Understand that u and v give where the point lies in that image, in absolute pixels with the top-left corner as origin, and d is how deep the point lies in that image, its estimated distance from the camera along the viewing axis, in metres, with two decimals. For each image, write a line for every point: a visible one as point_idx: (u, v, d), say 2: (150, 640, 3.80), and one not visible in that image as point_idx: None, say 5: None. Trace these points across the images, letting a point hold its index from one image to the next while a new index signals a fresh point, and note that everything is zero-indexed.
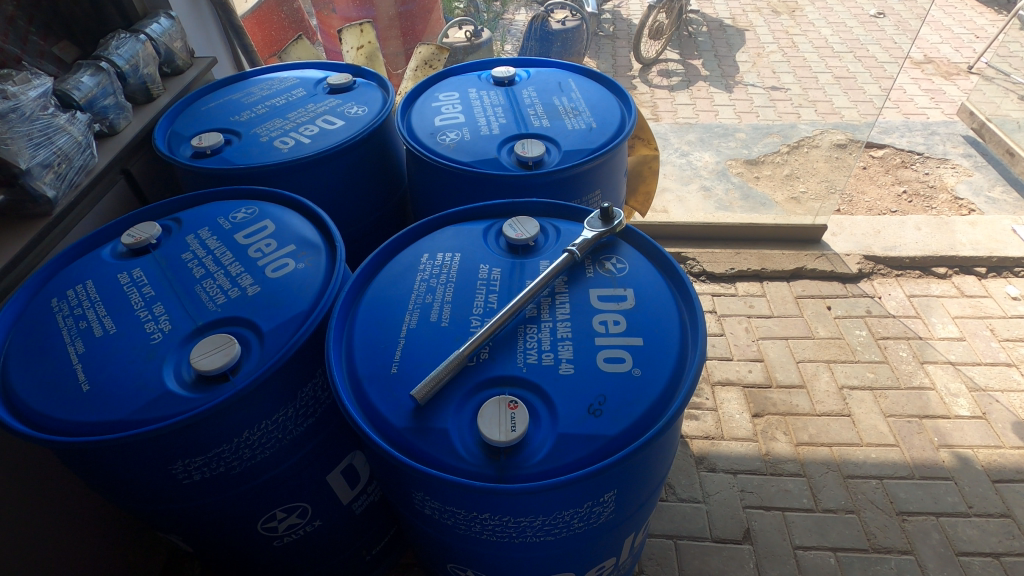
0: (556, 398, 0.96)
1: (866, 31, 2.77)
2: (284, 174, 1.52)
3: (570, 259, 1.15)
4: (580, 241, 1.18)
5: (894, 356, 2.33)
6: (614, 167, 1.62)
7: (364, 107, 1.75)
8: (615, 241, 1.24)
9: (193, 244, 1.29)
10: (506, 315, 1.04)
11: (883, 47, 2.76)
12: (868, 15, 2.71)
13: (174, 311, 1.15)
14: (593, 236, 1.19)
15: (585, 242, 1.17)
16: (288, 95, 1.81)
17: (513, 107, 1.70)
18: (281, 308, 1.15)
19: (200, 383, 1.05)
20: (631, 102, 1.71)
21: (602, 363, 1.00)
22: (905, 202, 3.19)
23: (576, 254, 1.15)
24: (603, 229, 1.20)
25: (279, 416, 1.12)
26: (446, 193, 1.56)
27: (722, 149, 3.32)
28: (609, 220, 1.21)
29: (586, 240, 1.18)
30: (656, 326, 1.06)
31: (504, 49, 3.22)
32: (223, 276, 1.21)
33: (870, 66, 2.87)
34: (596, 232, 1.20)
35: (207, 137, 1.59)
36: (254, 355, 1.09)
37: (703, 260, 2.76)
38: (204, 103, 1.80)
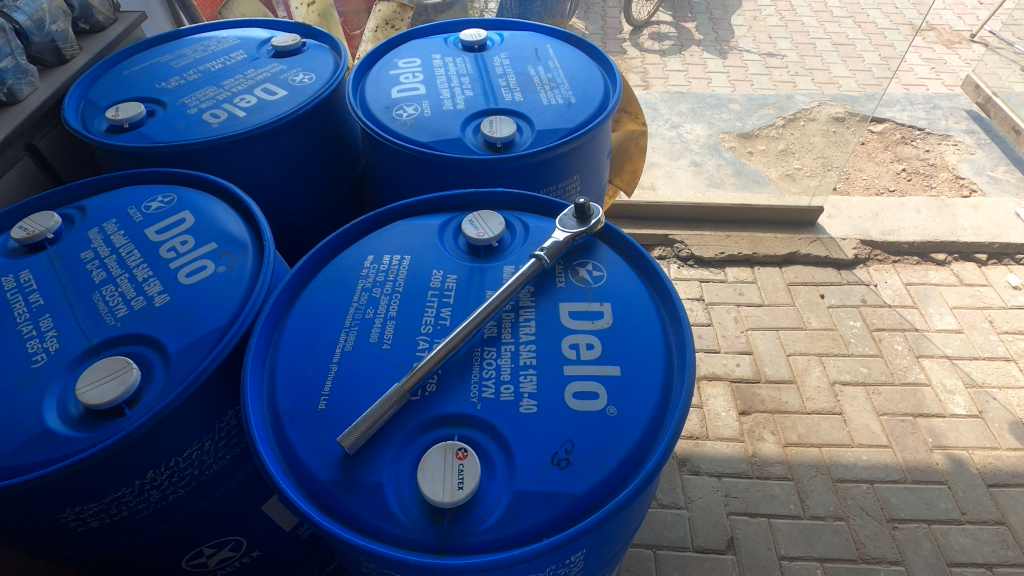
0: (514, 444, 0.80)
1: None
2: (213, 153, 1.31)
3: (538, 267, 0.98)
4: (550, 243, 1.00)
5: (889, 349, 2.21)
6: (595, 149, 1.43)
7: (311, 74, 1.51)
8: (593, 243, 1.06)
9: (96, 241, 1.09)
10: (457, 339, 0.87)
11: (883, 12, 2.61)
12: None
13: (64, 326, 0.96)
14: (565, 239, 1.01)
15: (555, 246, 1.00)
16: (226, 57, 1.56)
17: (482, 76, 1.49)
18: (193, 323, 0.96)
19: (89, 419, 0.87)
20: (616, 73, 1.50)
21: (572, 400, 0.84)
22: (904, 181, 3.04)
23: (545, 261, 0.98)
24: (577, 230, 1.02)
25: (190, 452, 0.94)
26: (402, 176, 1.36)
27: (714, 121, 3.10)
28: (585, 218, 1.04)
29: (557, 243, 1.00)
30: (637, 351, 0.90)
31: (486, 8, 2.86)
32: (127, 281, 1.02)
33: (870, 32, 2.69)
34: (570, 233, 1.02)
35: (124, 108, 1.36)
36: (157, 383, 0.90)
37: (692, 243, 2.60)
38: (128, 66, 1.55)
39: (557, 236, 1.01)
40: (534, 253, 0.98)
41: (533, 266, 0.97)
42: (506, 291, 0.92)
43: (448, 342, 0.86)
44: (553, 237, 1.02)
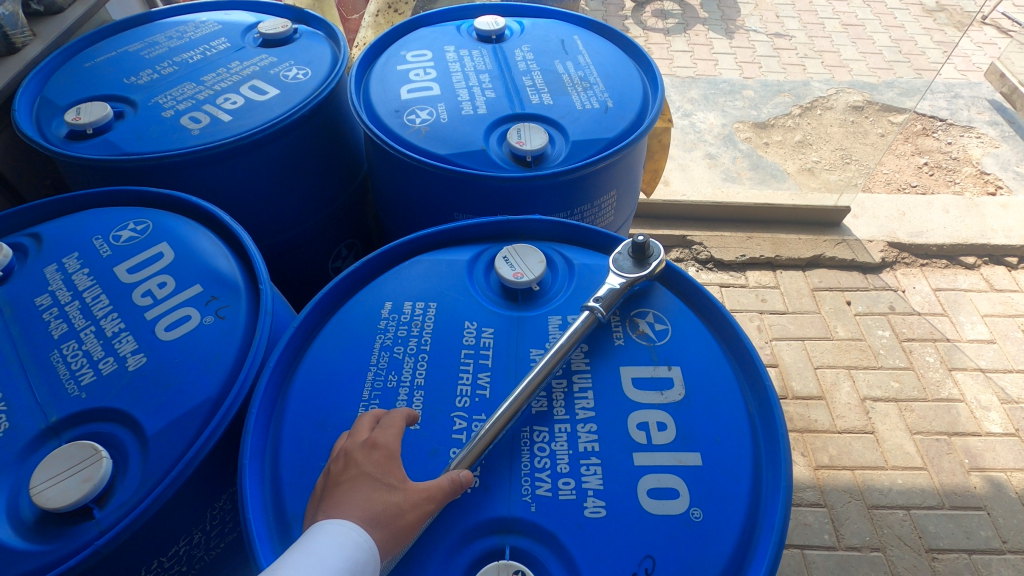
0: (581, 561, 0.65)
1: None
2: (194, 166, 1.11)
3: (592, 321, 0.82)
4: (604, 292, 0.84)
5: (920, 361, 2.10)
6: (634, 160, 1.26)
7: (306, 69, 1.31)
8: (652, 287, 0.90)
9: (55, 282, 0.91)
10: (503, 423, 0.71)
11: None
12: None
13: (15, 398, 0.78)
14: (621, 287, 0.85)
15: (610, 296, 0.84)
16: (206, 46, 1.35)
17: (503, 73, 1.30)
18: (176, 394, 0.78)
19: (49, 525, 0.70)
20: (656, 71, 1.32)
21: (646, 499, 0.69)
22: (926, 175, 2.92)
23: (600, 313, 0.82)
24: (636, 275, 0.86)
25: (178, 549, 0.77)
26: (415, 192, 1.18)
27: (728, 110, 2.94)
28: (644, 262, 0.87)
29: (613, 293, 0.84)
30: (718, 431, 0.75)
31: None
32: (94, 337, 0.84)
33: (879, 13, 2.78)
34: (626, 279, 0.86)
35: (86, 110, 1.15)
36: (133, 474, 0.73)
37: (711, 245, 2.45)
38: (90, 56, 1.33)
39: (611, 283, 0.86)
40: (588, 304, 0.82)
41: (586, 323, 0.81)
42: (555, 358, 0.77)
43: (490, 428, 0.71)
44: (606, 284, 0.86)
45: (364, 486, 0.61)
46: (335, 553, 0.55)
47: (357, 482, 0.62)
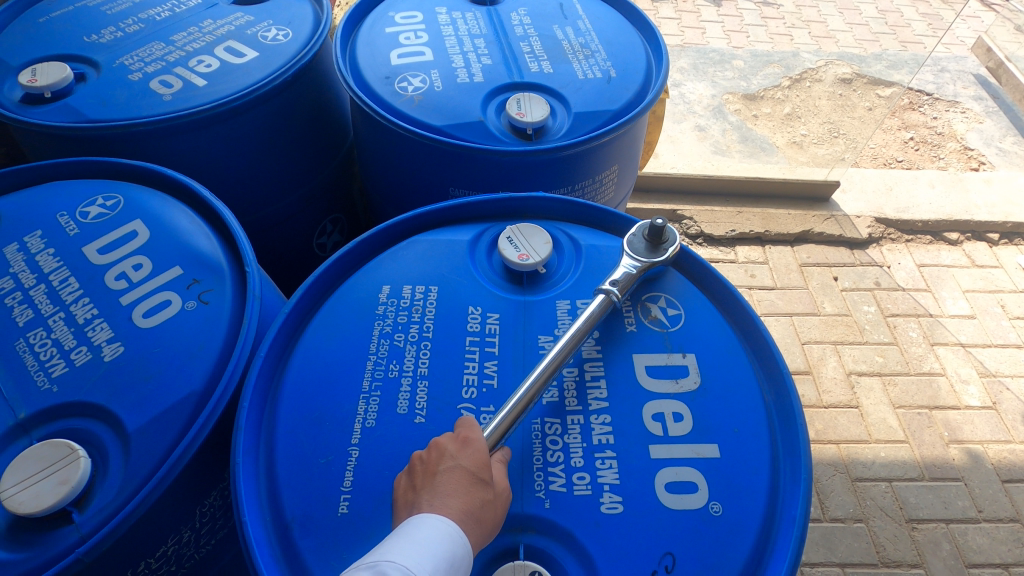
0: (600, 561, 0.62)
1: None
2: (167, 135, 1.03)
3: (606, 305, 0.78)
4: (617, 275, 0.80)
5: (904, 337, 2.13)
6: (637, 133, 1.21)
7: (286, 29, 1.21)
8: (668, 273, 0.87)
9: (16, 264, 0.83)
10: (515, 414, 0.67)
11: None
12: None
13: None
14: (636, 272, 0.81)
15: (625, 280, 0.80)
16: (174, 2, 1.24)
17: (499, 38, 1.22)
18: (157, 387, 0.72)
19: (25, 530, 0.64)
20: (659, 39, 1.26)
21: (664, 493, 0.66)
22: (912, 150, 2.93)
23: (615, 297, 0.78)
24: (651, 260, 0.82)
25: (165, 550, 0.73)
26: (407, 166, 1.12)
27: (718, 81, 2.91)
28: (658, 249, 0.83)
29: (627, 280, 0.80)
30: (736, 421, 0.72)
31: None
32: (63, 324, 0.77)
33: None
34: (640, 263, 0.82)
35: (43, 71, 1.05)
36: (115, 474, 0.68)
37: (701, 220, 2.42)
38: (44, 10, 1.21)
39: (625, 266, 0.82)
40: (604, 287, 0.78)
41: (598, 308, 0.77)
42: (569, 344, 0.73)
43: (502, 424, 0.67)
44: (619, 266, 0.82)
45: (461, 482, 0.61)
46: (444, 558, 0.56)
47: (456, 475, 0.61)
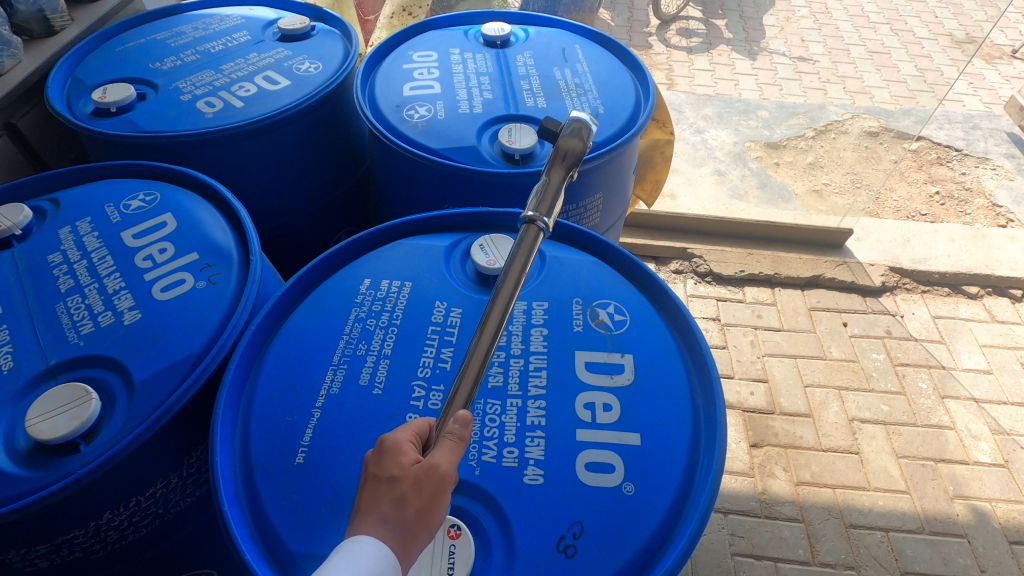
0: (515, 524, 0.69)
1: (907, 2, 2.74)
2: (205, 147, 1.20)
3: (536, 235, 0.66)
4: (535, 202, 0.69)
5: (913, 387, 2.10)
6: (622, 165, 1.31)
7: (317, 63, 1.39)
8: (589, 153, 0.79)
9: (66, 242, 0.99)
10: (472, 376, 0.59)
11: (922, 20, 2.70)
12: None
13: (20, 341, 0.85)
14: (552, 179, 0.72)
15: (546, 200, 0.69)
16: (228, 38, 1.44)
17: (503, 77, 1.36)
18: (162, 349, 0.84)
19: (39, 454, 0.77)
20: (649, 81, 1.38)
21: (583, 472, 0.73)
22: (937, 205, 2.91)
23: (543, 222, 0.67)
24: (556, 172, 0.71)
25: (155, 490, 0.84)
26: (409, 184, 1.25)
27: (741, 129, 3.01)
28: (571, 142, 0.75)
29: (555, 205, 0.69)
30: (662, 415, 0.79)
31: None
32: (96, 293, 0.91)
33: (906, 41, 2.77)
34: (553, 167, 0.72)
35: (112, 89, 1.24)
36: (119, 415, 0.80)
37: (711, 260, 2.48)
38: (122, 41, 1.43)
39: (544, 187, 0.71)
40: (531, 216, 0.67)
41: (536, 242, 0.66)
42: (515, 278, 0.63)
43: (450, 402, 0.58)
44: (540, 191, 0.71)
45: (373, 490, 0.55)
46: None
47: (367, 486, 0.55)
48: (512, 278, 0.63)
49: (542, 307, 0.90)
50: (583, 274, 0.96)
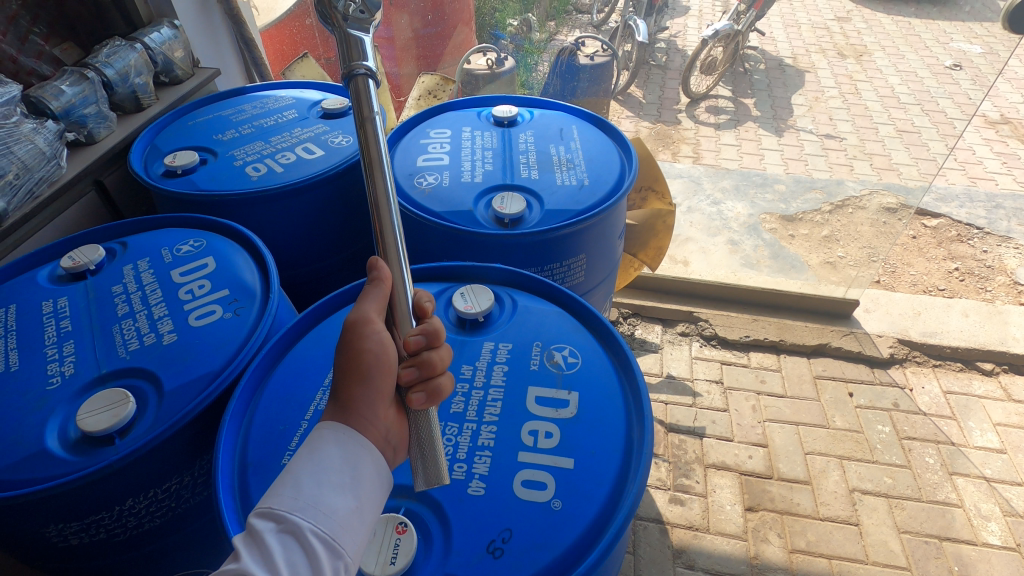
0: (454, 526, 0.81)
1: (939, 83, 2.68)
2: (247, 204, 1.43)
3: (364, 80, 0.81)
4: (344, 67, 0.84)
5: (919, 462, 2.11)
6: (607, 230, 1.47)
7: (349, 137, 1.64)
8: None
9: (128, 276, 1.21)
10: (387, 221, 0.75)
11: (954, 101, 2.76)
12: (943, 66, 2.63)
13: (82, 353, 1.05)
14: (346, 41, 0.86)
15: (350, 55, 0.84)
16: (279, 116, 1.72)
17: (505, 151, 1.57)
18: (190, 365, 1.03)
19: (84, 444, 0.94)
20: (634, 157, 1.56)
21: (520, 488, 0.85)
22: (956, 280, 2.92)
23: (359, 71, 0.80)
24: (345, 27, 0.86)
25: (169, 485, 1.00)
26: (415, 241, 1.44)
27: (757, 201, 3.04)
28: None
29: (360, 54, 0.84)
30: (595, 445, 0.91)
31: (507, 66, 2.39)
32: (144, 318, 1.11)
33: (937, 121, 2.82)
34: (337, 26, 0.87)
35: (181, 156, 1.51)
36: (149, 416, 0.98)
37: (716, 323, 2.64)
38: (194, 116, 1.73)
39: (349, 51, 0.84)
40: (348, 75, 0.81)
41: (371, 86, 0.81)
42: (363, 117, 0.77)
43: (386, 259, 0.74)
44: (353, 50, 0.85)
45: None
46: (332, 470, 0.61)
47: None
48: (364, 121, 0.77)
49: (506, 348, 1.06)
50: (546, 322, 1.10)
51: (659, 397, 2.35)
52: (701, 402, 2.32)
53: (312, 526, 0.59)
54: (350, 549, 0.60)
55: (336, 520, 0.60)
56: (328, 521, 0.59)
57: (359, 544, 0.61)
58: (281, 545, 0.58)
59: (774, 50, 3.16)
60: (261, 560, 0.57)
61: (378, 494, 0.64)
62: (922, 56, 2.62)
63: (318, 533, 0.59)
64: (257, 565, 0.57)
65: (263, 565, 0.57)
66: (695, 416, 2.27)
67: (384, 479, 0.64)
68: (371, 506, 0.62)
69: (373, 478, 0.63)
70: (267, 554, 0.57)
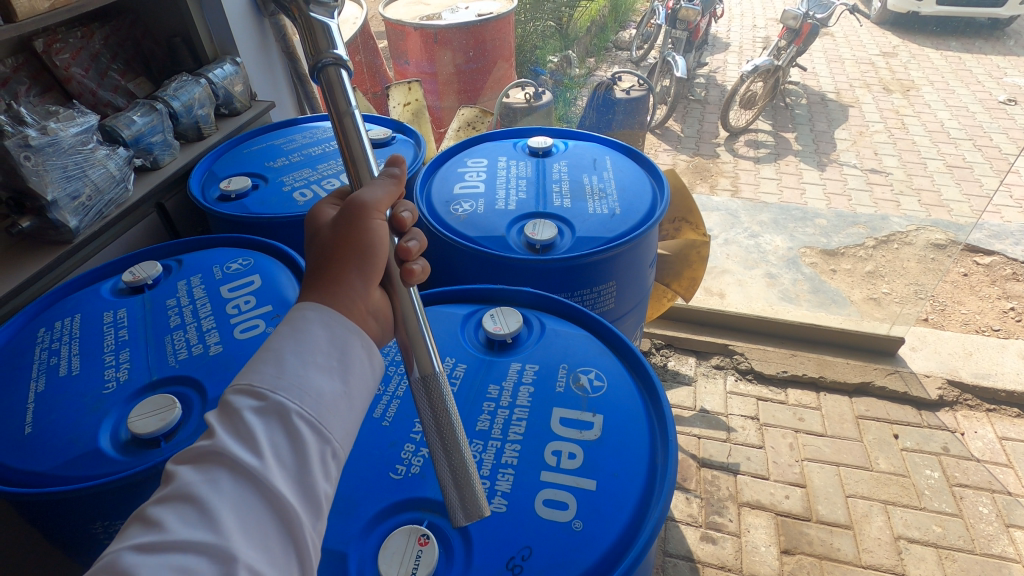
0: (475, 540, 0.82)
1: (992, 117, 2.70)
2: (293, 227, 1.52)
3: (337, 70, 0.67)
4: (306, 50, 0.68)
5: (971, 511, 2.01)
6: (638, 257, 1.48)
7: (391, 165, 1.72)
8: None
9: (181, 291, 1.29)
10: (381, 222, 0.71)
11: (1010, 136, 2.66)
12: (996, 101, 2.68)
13: (136, 361, 1.12)
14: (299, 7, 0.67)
15: (315, 32, 0.67)
16: (326, 145, 1.82)
17: (539, 180, 1.61)
18: (234, 374, 1.08)
19: (132, 445, 1.00)
20: (666, 187, 1.58)
21: (541, 507, 0.86)
22: (1011, 321, 2.81)
23: (332, 62, 0.67)
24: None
25: None
26: (450, 264, 1.48)
27: (797, 235, 2.97)
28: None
29: (327, 30, 0.68)
30: (618, 468, 0.91)
31: (545, 97, 2.44)
32: (194, 330, 1.18)
33: (991, 156, 2.71)
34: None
35: (235, 181, 1.62)
36: (194, 421, 1.03)
37: (752, 357, 2.60)
38: (248, 145, 1.84)
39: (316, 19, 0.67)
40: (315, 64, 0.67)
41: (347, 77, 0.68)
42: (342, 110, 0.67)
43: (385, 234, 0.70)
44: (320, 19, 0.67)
45: (347, 296, 0.69)
46: (317, 351, 0.66)
47: (331, 290, 0.69)
48: (342, 117, 0.68)
49: (532, 369, 1.08)
50: (574, 346, 1.12)
51: (692, 431, 2.30)
52: (735, 438, 2.27)
53: (295, 406, 0.62)
54: (333, 430, 0.65)
55: (320, 398, 0.64)
56: (313, 403, 0.63)
57: (342, 427, 0.66)
58: (260, 419, 0.61)
59: (816, 85, 3.08)
60: (239, 436, 0.60)
61: (362, 383, 0.69)
62: (974, 91, 2.68)
63: (300, 407, 0.63)
64: (239, 438, 0.60)
65: (244, 439, 0.60)
66: (729, 451, 2.21)
67: (368, 362, 0.70)
68: (354, 389, 0.67)
69: (358, 353, 0.68)
70: (247, 428, 0.61)
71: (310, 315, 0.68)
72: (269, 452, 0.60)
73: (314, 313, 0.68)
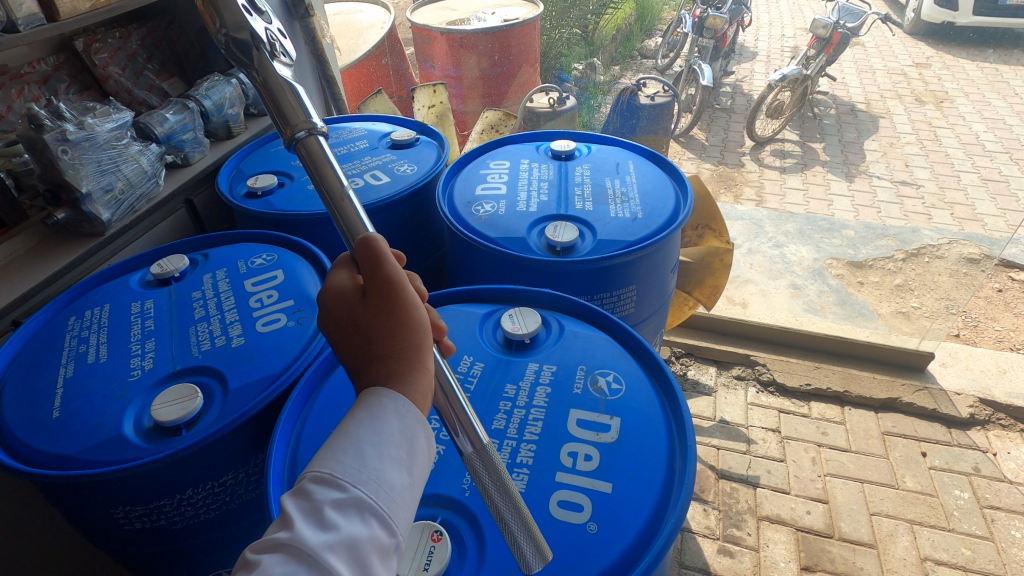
0: (488, 538, 0.82)
1: None
2: (315, 224, 1.54)
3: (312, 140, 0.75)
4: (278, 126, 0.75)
5: (1003, 535, 1.94)
6: (659, 263, 1.47)
7: (414, 166, 1.73)
8: None
9: (206, 284, 1.31)
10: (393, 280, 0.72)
11: None
12: None
13: (161, 350, 1.14)
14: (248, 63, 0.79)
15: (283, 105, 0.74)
16: (351, 145, 1.84)
17: (560, 183, 1.60)
18: (255, 366, 1.10)
19: (155, 433, 1.02)
20: (689, 192, 1.57)
21: (555, 507, 0.85)
22: None
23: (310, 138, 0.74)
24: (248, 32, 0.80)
25: (225, 480, 1.06)
26: (471, 266, 1.48)
27: (823, 245, 2.83)
28: None
29: (300, 104, 0.75)
30: (635, 471, 0.90)
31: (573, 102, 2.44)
32: (217, 322, 1.20)
33: None
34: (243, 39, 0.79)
35: (262, 179, 1.64)
36: (214, 410, 1.05)
37: (775, 368, 2.54)
38: (275, 145, 1.87)
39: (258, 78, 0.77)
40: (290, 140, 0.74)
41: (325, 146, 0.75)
42: (338, 188, 0.72)
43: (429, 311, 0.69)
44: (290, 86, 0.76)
45: (420, 379, 0.63)
46: (392, 444, 0.61)
47: (409, 374, 0.63)
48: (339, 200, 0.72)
49: (550, 370, 1.07)
50: (592, 347, 1.11)
51: (711, 442, 2.26)
52: (756, 450, 2.22)
53: (373, 502, 0.58)
54: (403, 528, 0.60)
55: (393, 496, 0.60)
56: (387, 498, 0.59)
57: (409, 524, 0.61)
58: (341, 516, 0.56)
59: (846, 96, 3.30)
60: (318, 529, 0.55)
61: (426, 476, 0.65)
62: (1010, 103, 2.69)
63: (378, 508, 0.58)
64: (320, 531, 0.55)
65: (326, 533, 0.55)
66: (748, 464, 2.17)
67: (431, 456, 0.66)
68: (420, 484, 0.63)
69: (426, 449, 0.65)
70: (328, 524, 0.55)
71: (387, 403, 0.62)
72: (347, 553, 0.55)
73: (391, 401, 0.62)
